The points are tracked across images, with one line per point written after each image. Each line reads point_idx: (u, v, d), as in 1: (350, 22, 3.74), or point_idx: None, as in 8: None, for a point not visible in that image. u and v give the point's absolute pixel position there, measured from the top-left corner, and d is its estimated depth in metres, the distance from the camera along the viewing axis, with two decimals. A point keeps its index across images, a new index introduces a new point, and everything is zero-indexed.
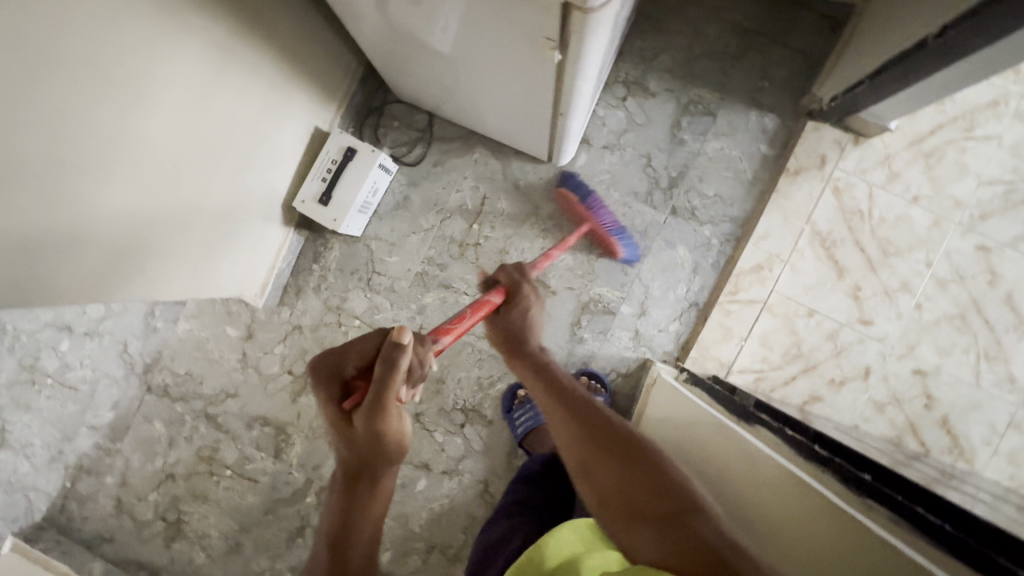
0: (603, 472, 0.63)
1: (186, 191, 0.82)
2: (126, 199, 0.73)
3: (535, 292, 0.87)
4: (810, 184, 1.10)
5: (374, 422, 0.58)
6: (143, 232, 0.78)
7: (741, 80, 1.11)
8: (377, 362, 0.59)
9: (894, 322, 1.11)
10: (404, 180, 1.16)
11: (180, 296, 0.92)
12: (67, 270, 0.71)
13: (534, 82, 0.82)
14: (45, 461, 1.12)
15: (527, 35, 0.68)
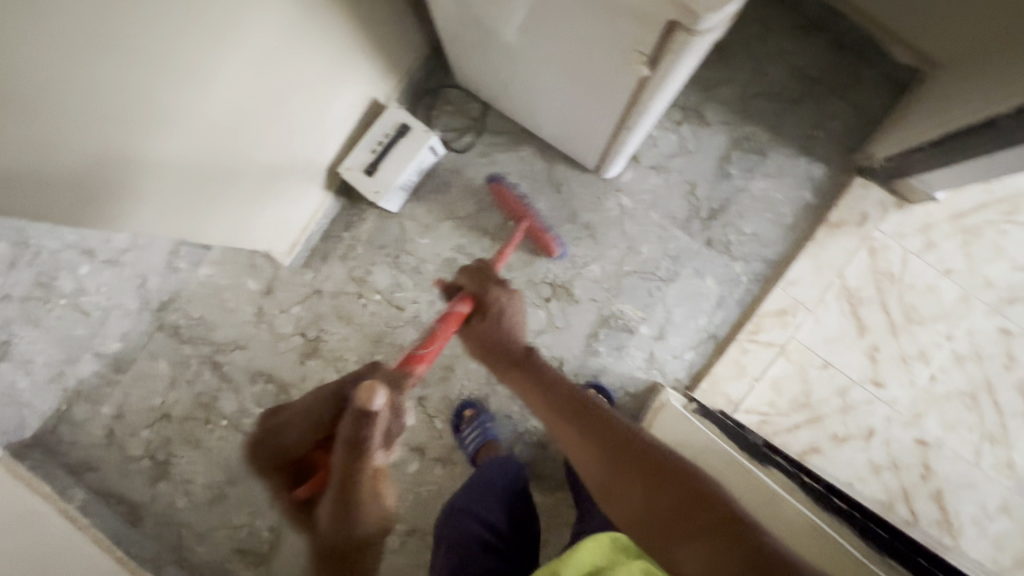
0: (624, 489, 0.62)
1: (235, 143, 0.82)
2: (185, 136, 0.74)
3: (506, 290, 0.83)
4: (848, 239, 1.10)
5: (341, 508, 0.58)
6: (185, 177, 0.78)
7: (796, 125, 1.12)
8: (340, 445, 0.57)
9: (905, 389, 1.12)
10: (448, 164, 1.16)
11: (219, 242, 0.93)
12: (122, 197, 0.71)
13: (604, 98, 0.79)
14: (42, 383, 1.08)
15: (612, 52, 0.65)
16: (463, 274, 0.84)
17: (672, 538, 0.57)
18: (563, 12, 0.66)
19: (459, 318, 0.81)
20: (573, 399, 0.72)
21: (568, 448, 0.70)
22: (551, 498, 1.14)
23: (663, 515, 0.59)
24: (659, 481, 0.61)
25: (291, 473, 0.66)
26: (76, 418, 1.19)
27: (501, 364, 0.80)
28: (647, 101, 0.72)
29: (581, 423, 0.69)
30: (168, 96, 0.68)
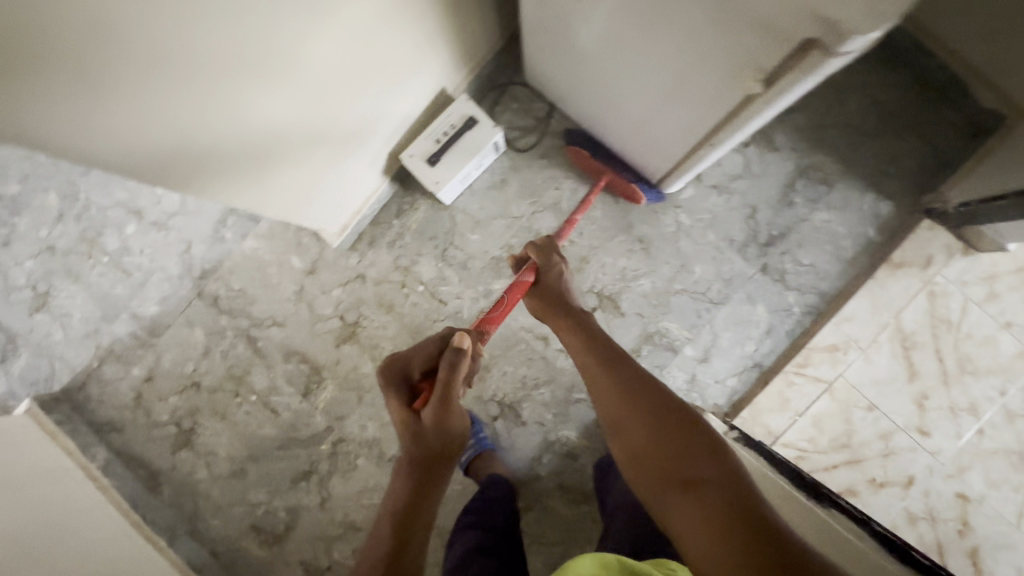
0: (635, 430, 0.64)
1: (318, 118, 0.81)
2: (270, 112, 0.72)
3: (564, 261, 0.87)
4: (909, 281, 1.07)
5: (441, 416, 0.68)
6: (262, 148, 0.77)
7: (868, 159, 1.09)
8: (445, 364, 0.70)
9: (951, 441, 1.08)
10: (506, 162, 1.14)
11: (277, 216, 0.92)
12: (197, 163, 0.70)
13: (696, 110, 0.76)
14: (77, 337, 1.17)
15: (725, 62, 0.62)
16: (533, 247, 0.87)
17: (666, 481, 0.59)
18: (679, 19, 0.63)
19: (525, 286, 0.83)
20: (608, 347, 0.73)
21: (590, 385, 0.72)
22: (576, 512, 1.11)
23: (665, 458, 0.60)
24: (668, 426, 0.62)
25: (398, 391, 0.71)
26: (107, 376, 1.19)
27: (550, 310, 0.81)
28: (745, 122, 0.69)
29: (612, 368, 0.70)
30: (273, 71, 0.66)
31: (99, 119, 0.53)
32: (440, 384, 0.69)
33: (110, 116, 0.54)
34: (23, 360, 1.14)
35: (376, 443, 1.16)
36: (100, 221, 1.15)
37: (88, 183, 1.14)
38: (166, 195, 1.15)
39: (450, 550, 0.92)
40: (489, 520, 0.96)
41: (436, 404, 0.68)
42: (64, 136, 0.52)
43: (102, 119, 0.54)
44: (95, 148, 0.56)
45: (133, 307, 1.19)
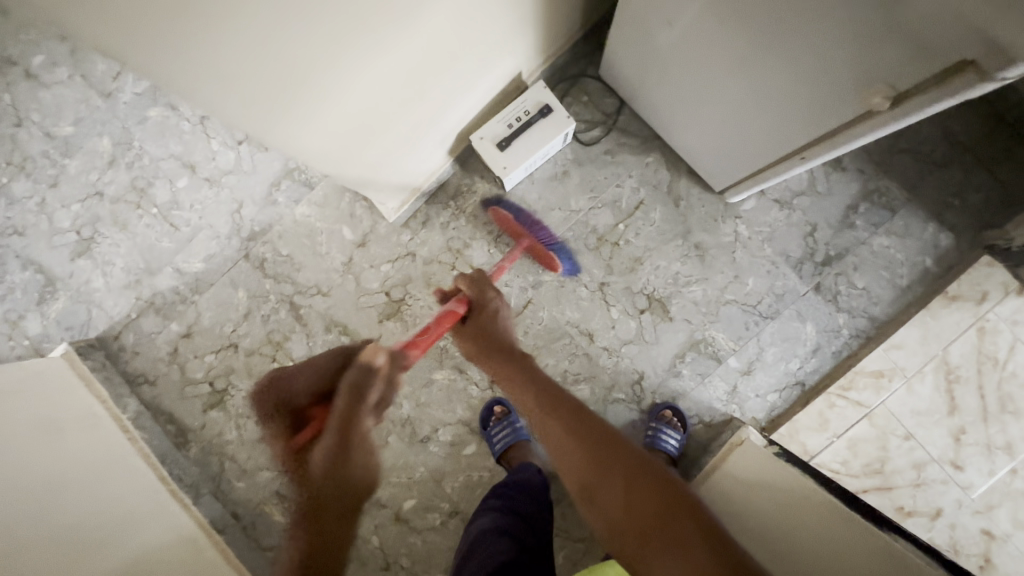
0: (613, 496, 0.60)
1: (413, 91, 0.78)
2: (375, 83, 0.69)
3: (500, 296, 0.83)
4: (961, 314, 1.06)
5: (339, 447, 0.59)
6: (360, 121, 0.74)
7: (933, 190, 1.09)
8: (343, 388, 0.62)
9: (984, 478, 1.07)
10: (570, 154, 1.13)
11: (353, 184, 0.90)
12: (304, 127, 0.67)
13: (801, 119, 0.77)
14: (118, 286, 1.18)
15: (852, 74, 0.62)
16: (463, 279, 0.82)
17: (656, 548, 0.56)
18: (813, 28, 0.62)
19: (455, 317, 0.79)
20: (566, 402, 0.69)
21: (554, 450, 0.67)
22: None
23: (648, 524, 0.57)
24: (646, 489, 0.60)
25: (281, 420, 0.65)
26: (145, 329, 1.18)
27: (491, 358, 0.77)
28: (855, 138, 0.69)
29: (574, 429, 0.66)
30: (382, 42, 0.64)
31: (230, 67, 0.52)
32: (335, 413, 0.61)
33: (244, 61, 0.52)
34: (62, 304, 1.17)
35: (409, 422, 1.15)
36: (153, 171, 1.17)
37: (143, 132, 1.17)
38: (220, 153, 1.16)
39: (470, 532, 0.91)
40: (517, 507, 0.94)
41: (332, 432, 0.60)
42: (189, 71, 0.50)
43: (230, 62, 0.51)
44: (212, 92, 0.54)
45: (176, 262, 1.17)
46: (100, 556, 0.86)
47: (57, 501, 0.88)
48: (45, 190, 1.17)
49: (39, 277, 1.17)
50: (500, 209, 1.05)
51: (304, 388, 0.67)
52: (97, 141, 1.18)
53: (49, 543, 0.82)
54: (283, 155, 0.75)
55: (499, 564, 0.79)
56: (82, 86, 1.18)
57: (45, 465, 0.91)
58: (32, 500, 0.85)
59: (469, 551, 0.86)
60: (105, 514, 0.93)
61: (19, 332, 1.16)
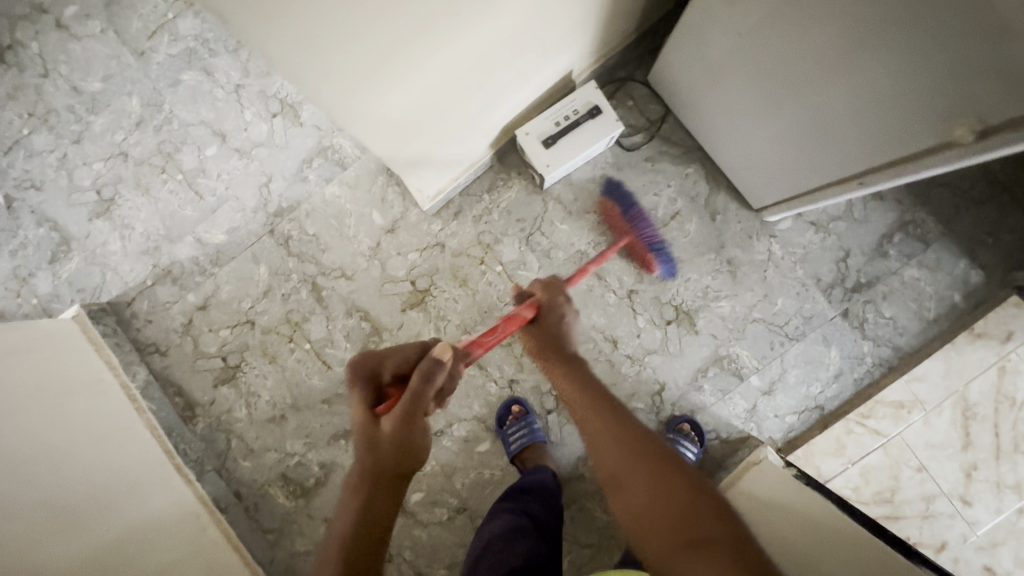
0: (638, 482, 0.57)
1: (479, 77, 0.77)
2: (450, 64, 0.69)
3: (570, 303, 0.80)
4: (985, 352, 1.06)
5: (404, 433, 0.60)
6: (425, 104, 0.73)
7: (968, 226, 1.10)
8: (416, 375, 0.61)
9: (990, 515, 1.04)
10: (611, 158, 1.13)
11: (400, 168, 0.88)
12: (377, 104, 0.66)
13: (865, 145, 0.77)
14: (135, 251, 1.15)
15: (937, 102, 0.63)
16: (538, 284, 0.81)
17: (670, 540, 0.51)
18: (903, 54, 0.62)
19: (520, 321, 0.78)
20: (604, 395, 0.67)
21: (588, 437, 0.65)
22: (613, 518, 1.11)
23: (670, 515, 0.53)
24: (673, 483, 0.55)
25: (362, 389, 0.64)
26: (159, 297, 1.15)
27: (551, 358, 0.76)
28: (923, 168, 0.70)
29: (608, 418, 0.64)
30: (467, 22, 0.63)
31: (330, 30, 0.50)
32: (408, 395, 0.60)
33: (338, 30, 0.51)
34: (75, 265, 1.14)
35: None
36: (182, 137, 1.14)
37: (175, 95, 1.15)
38: (253, 124, 1.14)
39: (483, 532, 0.88)
40: (532, 507, 0.91)
41: (399, 417, 0.59)
42: (291, 33, 0.48)
43: (327, 26, 0.50)
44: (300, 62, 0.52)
45: (198, 232, 1.14)
46: (87, 526, 0.82)
47: (47, 465, 0.83)
48: (68, 145, 1.15)
49: (53, 235, 1.14)
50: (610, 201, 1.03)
51: (387, 369, 0.66)
52: (126, 100, 1.15)
53: (38, 506, 0.77)
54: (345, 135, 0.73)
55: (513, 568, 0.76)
56: (114, 43, 1.15)
57: (35, 429, 0.85)
58: (27, 459, 0.81)
59: (482, 552, 0.83)
60: (96, 480, 0.88)
61: (27, 290, 1.12)
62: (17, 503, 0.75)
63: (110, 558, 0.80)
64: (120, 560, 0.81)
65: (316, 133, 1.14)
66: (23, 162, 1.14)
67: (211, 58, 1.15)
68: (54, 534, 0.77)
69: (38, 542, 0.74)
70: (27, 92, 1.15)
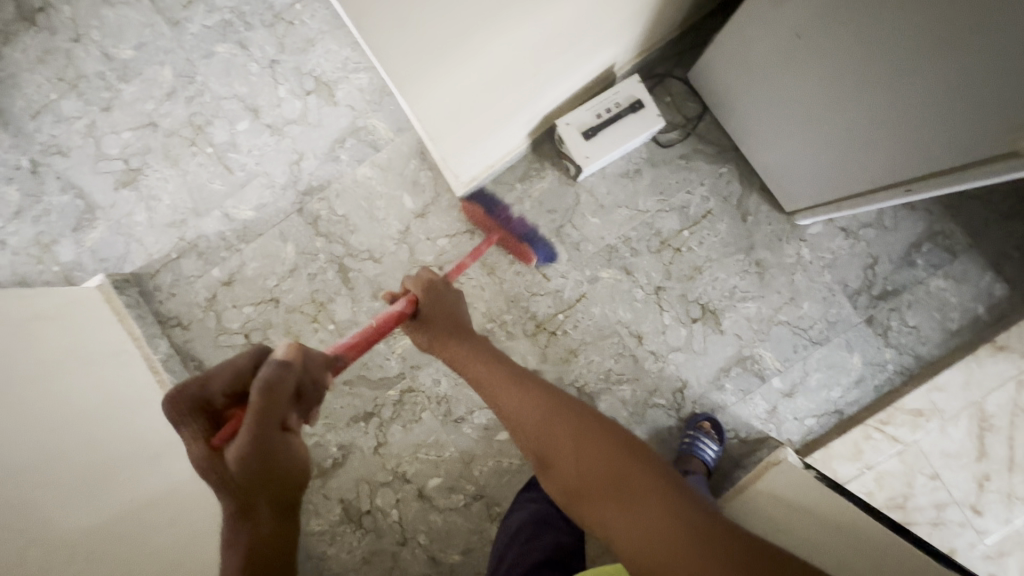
0: (564, 452, 0.53)
1: (528, 63, 0.77)
2: (504, 47, 0.69)
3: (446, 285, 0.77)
4: (1005, 365, 1.06)
5: (259, 450, 0.51)
6: (473, 84, 0.73)
7: (995, 239, 1.12)
8: (255, 387, 0.51)
9: (1000, 526, 1.04)
10: (646, 154, 1.13)
11: (442, 151, 0.88)
12: (438, 79, 0.67)
13: (910, 155, 0.78)
14: (161, 223, 1.13)
15: (993, 114, 0.63)
16: (412, 279, 0.76)
17: (600, 500, 0.50)
18: (959, 62, 0.63)
19: (399, 317, 0.73)
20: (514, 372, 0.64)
21: (501, 413, 0.61)
22: None
23: (598, 477, 0.51)
24: (594, 441, 0.53)
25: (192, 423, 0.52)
26: (184, 271, 1.13)
27: (443, 339, 0.71)
28: (974, 180, 0.70)
29: (522, 392, 0.60)
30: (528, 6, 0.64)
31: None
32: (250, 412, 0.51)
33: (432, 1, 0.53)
34: (100, 234, 1.13)
35: (445, 400, 1.14)
36: (214, 110, 1.14)
37: (208, 68, 1.14)
38: (287, 101, 1.14)
39: (508, 523, 0.87)
40: None
41: (246, 441, 0.50)
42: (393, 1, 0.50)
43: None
44: (384, 27, 0.53)
45: (226, 206, 1.14)
46: (104, 496, 0.80)
47: (64, 436, 0.81)
48: (97, 112, 1.13)
49: (78, 202, 1.12)
50: (470, 204, 1.07)
51: (217, 386, 0.54)
52: (158, 70, 1.14)
53: (56, 477, 0.75)
54: (403, 112, 0.75)
55: (544, 558, 0.77)
56: (149, 11, 1.15)
57: (53, 398, 0.83)
58: (57, 423, 0.81)
59: (508, 543, 0.83)
60: (118, 447, 0.87)
61: (50, 257, 1.11)
62: (38, 474, 0.73)
63: (123, 533, 0.78)
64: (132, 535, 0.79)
65: (350, 113, 1.14)
66: (50, 127, 1.13)
67: (247, 32, 1.14)
68: (74, 496, 0.76)
69: (57, 516, 0.72)
70: (57, 56, 1.14)
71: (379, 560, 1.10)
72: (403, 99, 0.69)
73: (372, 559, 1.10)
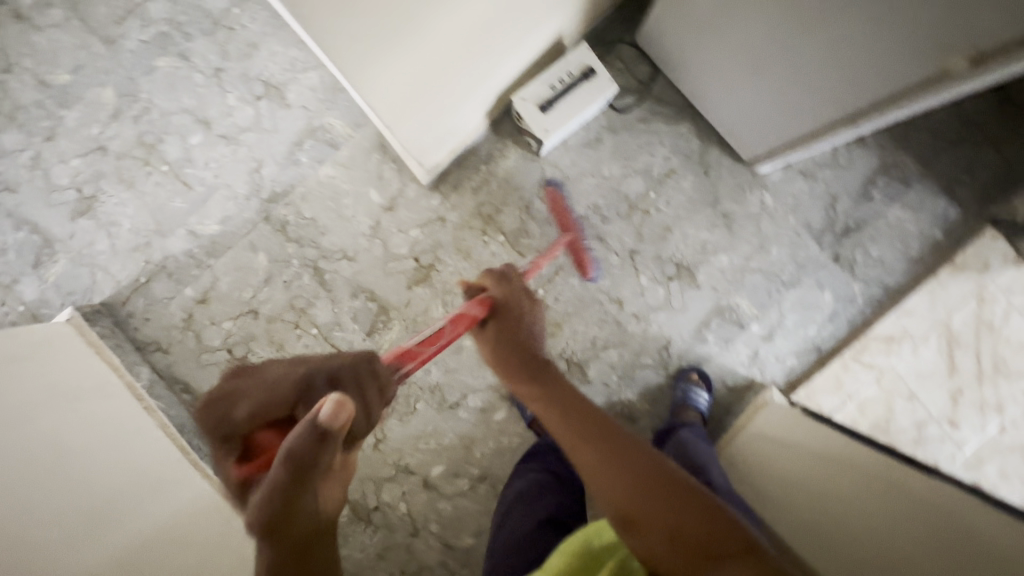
0: (654, 514, 0.49)
1: (477, 38, 0.78)
2: (450, 26, 0.70)
3: (523, 294, 0.74)
4: (966, 283, 1.13)
5: (282, 503, 0.46)
6: (424, 67, 0.73)
7: (945, 165, 1.17)
8: (285, 451, 0.45)
9: (976, 435, 1.10)
10: (604, 121, 1.15)
11: (402, 137, 0.89)
12: (389, 63, 0.68)
13: (852, 90, 0.81)
14: (125, 248, 1.11)
15: (923, 39, 0.67)
16: (489, 276, 0.76)
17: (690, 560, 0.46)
18: None
19: (469, 319, 0.71)
20: (595, 423, 0.57)
21: (581, 462, 0.56)
22: None
23: (694, 548, 0.46)
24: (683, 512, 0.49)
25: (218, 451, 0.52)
26: (156, 294, 1.11)
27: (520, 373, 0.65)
28: (913, 103, 0.74)
29: (610, 446, 0.55)
30: None
31: None
32: (275, 474, 0.45)
33: None
34: (62, 267, 1.10)
35: (438, 388, 1.15)
36: (163, 126, 1.11)
37: (151, 83, 1.11)
38: (237, 108, 1.12)
39: (507, 491, 0.86)
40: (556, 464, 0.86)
41: (271, 495, 0.45)
42: None
43: None
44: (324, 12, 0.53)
45: (190, 224, 1.12)
46: (118, 524, 0.79)
47: (72, 467, 0.80)
48: (42, 143, 1.09)
49: (34, 237, 1.09)
50: (557, 189, 1.10)
51: (245, 408, 0.52)
52: (99, 91, 1.10)
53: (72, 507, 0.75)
54: (357, 100, 0.75)
55: (545, 520, 0.75)
56: (80, 31, 1.10)
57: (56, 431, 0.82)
58: (62, 452, 0.80)
59: (508, 508, 0.81)
60: (123, 478, 0.86)
61: (12, 297, 1.08)
62: (50, 508, 0.72)
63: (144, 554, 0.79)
64: (155, 556, 0.80)
65: (305, 114, 1.12)
66: None
67: (187, 43, 1.11)
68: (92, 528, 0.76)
69: (70, 552, 0.71)
70: None
71: (393, 554, 1.12)
72: (356, 88, 0.69)
73: (386, 554, 1.11)
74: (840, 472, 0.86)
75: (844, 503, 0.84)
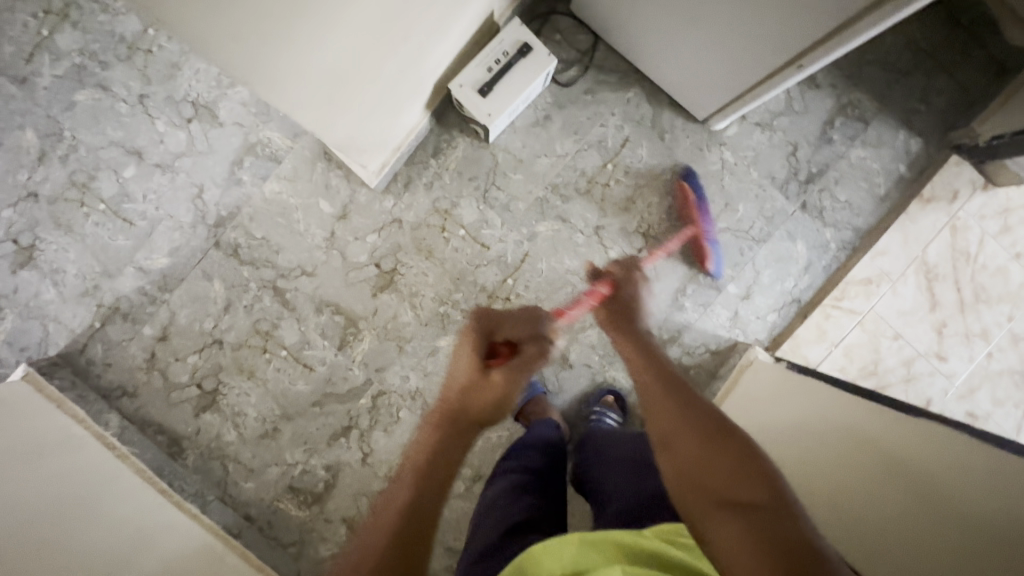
0: (687, 447, 0.48)
1: (400, 27, 0.73)
2: (368, 19, 0.66)
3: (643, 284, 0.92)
4: (936, 215, 1.11)
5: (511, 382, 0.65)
6: (346, 64, 0.69)
7: (901, 97, 1.14)
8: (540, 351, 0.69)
9: (965, 365, 1.09)
10: (550, 98, 1.11)
11: (336, 139, 0.84)
12: (304, 66, 0.64)
13: (793, 32, 0.78)
14: (74, 294, 1.06)
15: None
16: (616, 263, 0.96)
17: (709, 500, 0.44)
18: None
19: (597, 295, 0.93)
20: (668, 370, 0.59)
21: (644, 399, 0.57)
22: None
23: (709, 489, 0.44)
24: (719, 450, 0.46)
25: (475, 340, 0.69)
26: (113, 337, 1.07)
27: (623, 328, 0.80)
28: (855, 35, 0.71)
29: (673, 387, 0.55)
30: None
31: None
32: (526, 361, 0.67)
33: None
34: (10, 324, 1.05)
35: (419, 393, 1.09)
36: (93, 162, 1.06)
37: (73, 119, 1.06)
38: (168, 134, 1.07)
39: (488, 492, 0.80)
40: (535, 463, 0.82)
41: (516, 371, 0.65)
42: None
43: None
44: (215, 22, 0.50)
45: (137, 260, 1.07)
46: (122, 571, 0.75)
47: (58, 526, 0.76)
48: None
49: None
50: (688, 183, 1.10)
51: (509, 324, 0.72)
52: (19, 135, 1.05)
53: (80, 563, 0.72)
54: (277, 105, 0.71)
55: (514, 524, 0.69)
56: None
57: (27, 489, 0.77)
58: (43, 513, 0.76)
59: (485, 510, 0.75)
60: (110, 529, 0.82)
61: None
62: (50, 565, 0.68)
63: None
64: None
65: (240, 130, 1.08)
66: None
67: (103, 72, 1.06)
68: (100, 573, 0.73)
69: None
70: None
71: None
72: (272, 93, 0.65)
73: None
74: (826, 422, 0.85)
75: (825, 450, 0.82)
